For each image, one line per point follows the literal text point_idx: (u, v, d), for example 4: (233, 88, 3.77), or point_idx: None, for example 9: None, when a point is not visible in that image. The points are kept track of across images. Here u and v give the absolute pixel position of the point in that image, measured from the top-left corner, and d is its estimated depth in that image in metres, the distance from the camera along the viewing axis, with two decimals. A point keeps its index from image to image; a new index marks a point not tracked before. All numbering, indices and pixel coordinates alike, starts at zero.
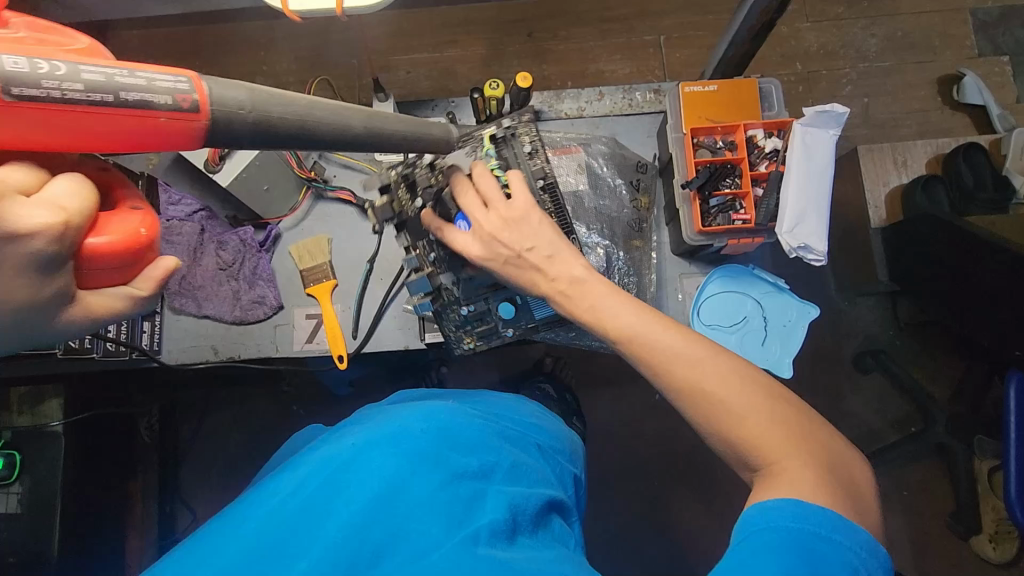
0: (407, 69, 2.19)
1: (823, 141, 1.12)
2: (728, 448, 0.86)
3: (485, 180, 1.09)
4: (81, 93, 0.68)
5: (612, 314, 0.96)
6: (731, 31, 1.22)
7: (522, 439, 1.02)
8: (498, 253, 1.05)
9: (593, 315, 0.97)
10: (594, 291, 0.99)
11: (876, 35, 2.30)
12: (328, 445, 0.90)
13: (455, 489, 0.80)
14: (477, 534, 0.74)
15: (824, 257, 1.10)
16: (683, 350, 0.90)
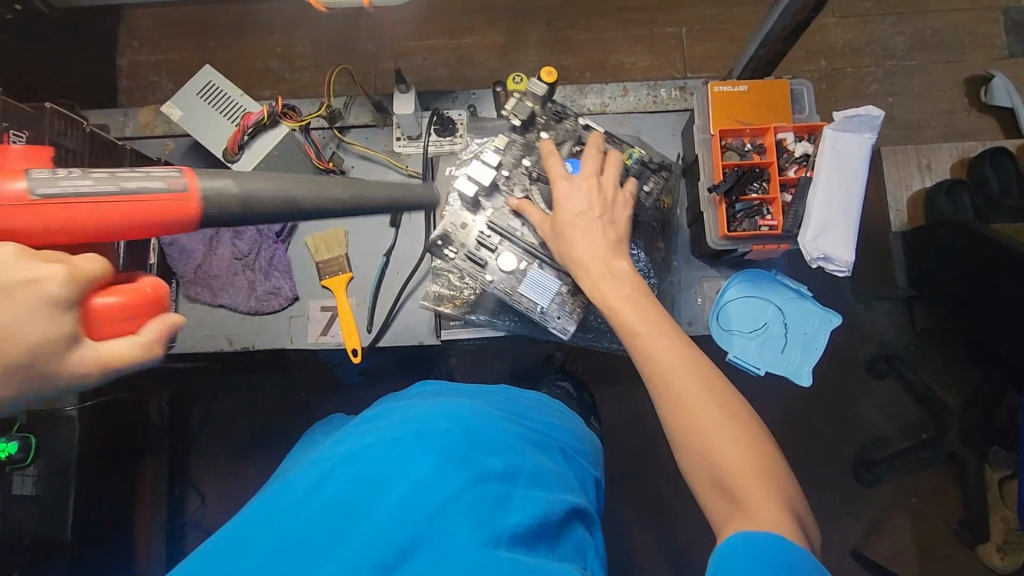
0: (424, 55, 2.15)
1: (856, 146, 1.08)
2: (703, 469, 0.88)
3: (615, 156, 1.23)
4: (89, 185, 0.78)
5: (634, 314, 1.03)
6: (764, 29, 1.19)
7: (545, 443, 1.05)
8: (586, 199, 1.15)
9: (626, 304, 1.05)
10: (609, 287, 1.07)
11: (904, 33, 2.24)
12: (355, 438, 0.92)
13: (483, 489, 0.82)
14: (503, 537, 0.76)
15: (848, 268, 1.07)
16: (684, 362, 0.96)
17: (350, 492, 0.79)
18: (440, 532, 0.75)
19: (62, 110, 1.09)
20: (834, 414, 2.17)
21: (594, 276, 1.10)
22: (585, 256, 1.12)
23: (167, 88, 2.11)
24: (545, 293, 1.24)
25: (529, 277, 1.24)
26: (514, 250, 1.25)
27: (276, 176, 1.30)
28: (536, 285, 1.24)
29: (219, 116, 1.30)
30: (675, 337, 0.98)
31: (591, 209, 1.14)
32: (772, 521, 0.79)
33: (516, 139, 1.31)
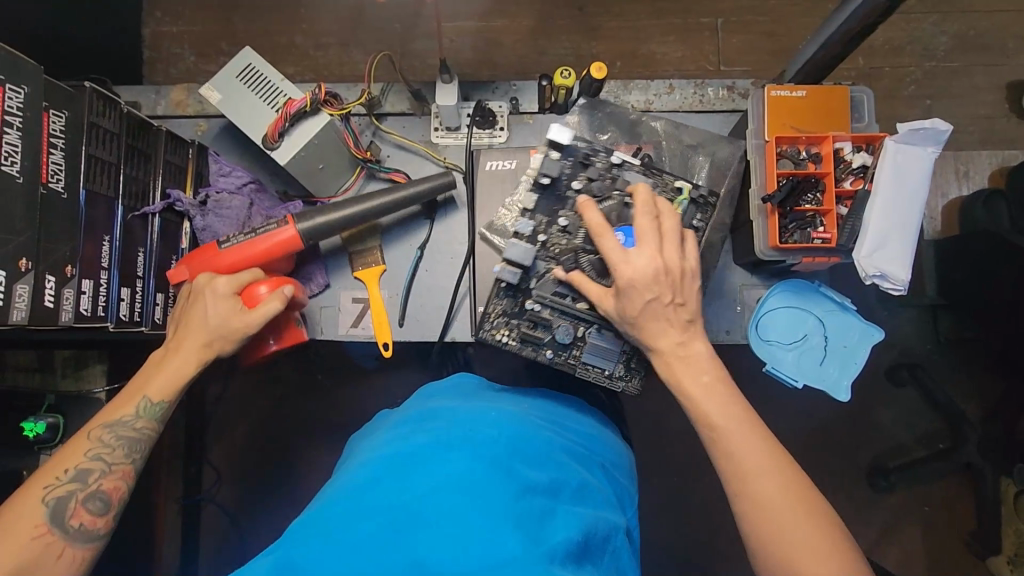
0: (451, 38, 2.10)
1: (919, 159, 1.05)
2: (770, 559, 0.92)
3: (667, 217, 1.13)
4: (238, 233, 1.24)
5: (711, 403, 1.03)
6: (824, 32, 1.15)
7: (586, 455, 1.05)
8: (656, 287, 1.06)
9: (703, 393, 1.04)
10: (689, 377, 1.06)
11: (947, 33, 2.16)
12: (401, 445, 0.93)
13: (532, 505, 0.83)
14: (554, 552, 0.77)
15: (903, 285, 1.06)
16: (759, 454, 0.98)
17: (403, 506, 0.79)
18: (491, 547, 0.75)
19: (100, 88, 1.06)
20: (853, 420, 2.11)
21: (670, 361, 1.07)
22: (660, 340, 1.08)
23: (189, 60, 2.06)
24: (604, 358, 1.21)
25: (589, 345, 1.21)
26: (570, 324, 1.21)
27: (313, 164, 1.30)
28: (599, 354, 1.21)
29: (260, 102, 1.27)
30: (753, 427, 1.00)
31: (658, 295, 1.07)
32: None
33: (547, 192, 1.25)
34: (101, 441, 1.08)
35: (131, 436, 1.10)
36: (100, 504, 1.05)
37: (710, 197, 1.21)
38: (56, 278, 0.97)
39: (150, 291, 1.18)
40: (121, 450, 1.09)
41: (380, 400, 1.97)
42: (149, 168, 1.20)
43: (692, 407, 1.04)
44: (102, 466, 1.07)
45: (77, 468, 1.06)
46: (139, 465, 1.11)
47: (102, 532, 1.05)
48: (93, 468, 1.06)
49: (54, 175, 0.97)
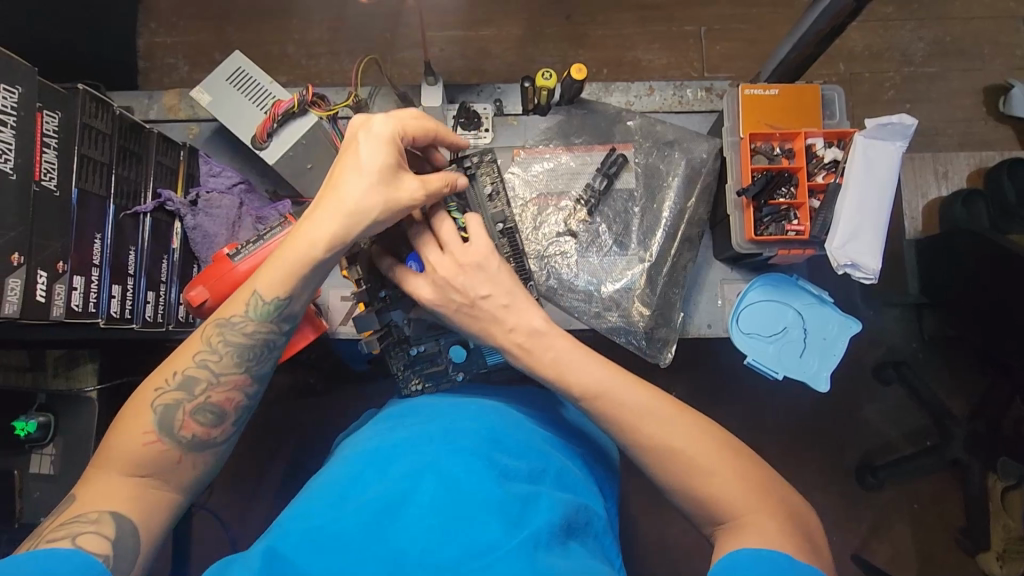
0: (441, 46, 2.14)
1: (886, 154, 1.10)
2: (692, 500, 0.93)
3: (442, 223, 1.11)
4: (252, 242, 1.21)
5: (577, 373, 1.01)
6: (797, 33, 1.19)
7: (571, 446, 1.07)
8: (451, 298, 1.07)
9: (562, 366, 1.01)
10: (542, 346, 1.03)
11: (924, 39, 2.22)
12: (385, 439, 0.94)
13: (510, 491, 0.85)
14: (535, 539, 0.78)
15: (874, 275, 1.10)
16: (648, 407, 0.97)
17: (389, 497, 0.81)
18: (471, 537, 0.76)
19: (93, 91, 1.09)
20: (840, 419, 2.13)
21: (517, 350, 1.05)
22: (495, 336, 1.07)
23: (182, 70, 2.10)
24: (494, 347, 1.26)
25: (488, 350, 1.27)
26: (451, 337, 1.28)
27: (301, 165, 1.31)
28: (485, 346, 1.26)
29: (250, 104, 1.32)
30: (631, 383, 0.99)
31: (466, 298, 1.07)
32: (774, 529, 0.86)
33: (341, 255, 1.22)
34: (209, 345, 1.02)
35: (240, 343, 1.03)
36: (211, 415, 1.00)
37: (477, 167, 1.23)
38: (47, 274, 0.99)
39: (141, 289, 1.20)
40: (230, 357, 1.02)
41: (371, 402, 1.98)
42: (141, 169, 1.22)
43: (573, 385, 1.00)
44: (209, 375, 1.01)
45: (185, 373, 1.00)
46: (254, 371, 1.05)
47: (222, 438, 1.02)
48: (200, 376, 1.00)
49: (47, 173, 0.99)
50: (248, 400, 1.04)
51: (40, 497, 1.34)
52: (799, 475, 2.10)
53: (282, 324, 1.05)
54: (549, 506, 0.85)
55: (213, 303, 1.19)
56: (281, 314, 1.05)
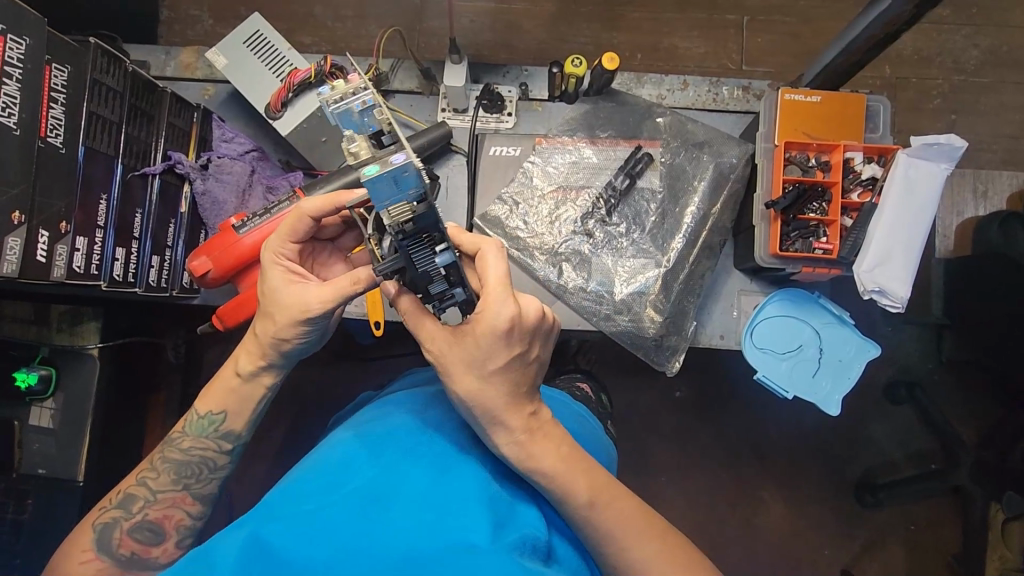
0: (470, 17, 2.05)
1: (931, 174, 1.05)
2: None
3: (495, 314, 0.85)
4: (258, 216, 1.19)
5: (575, 486, 0.90)
6: (849, 37, 1.12)
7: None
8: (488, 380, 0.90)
9: (566, 478, 0.90)
10: (576, 482, 0.90)
11: (978, 46, 2.09)
12: (376, 426, 0.95)
13: (497, 489, 0.85)
14: (521, 542, 0.78)
15: (901, 303, 1.06)
16: (622, 524, 0.92)
17: (379, 482, 0.80)
18: (463, 530, 0.75)
19: (105, 45, 1.05)
20: (845, 434, 2.08)
21: None
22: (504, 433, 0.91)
23: (206, 23, 2.04)
24: None
25: None
26: None
27: (316, 136, 1.30)
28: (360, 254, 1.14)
29: (267, 71, 1.28)
30: (619, 496, 0.94)
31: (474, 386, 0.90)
32: None
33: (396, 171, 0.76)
34: (151, 465, 1.04)
35: (179, 459, 1.05)
36: (150, 533, 1.00)
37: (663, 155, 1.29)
38: (50, 234, 0.97)
39: (145, 253, 1.19)
40: (167, 476, 1.03)
41: (369, 376, 1.95)
42: (152, 129, 1.20)
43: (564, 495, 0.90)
44: (146, 493, 1.02)
45: (125, 491, 1.02)
46: (193, 490, 1.05)
47: (164, 559, 1.01)
48: (138, 494, 1.01)
49: (53, 129, 0.96)
50: (194, 519, 1.04)
51: (38, 449, 1.35)
52: (797, 487, 2.07)
53: (222, 443, 1.05)
54: (535, 515, 0.86)
55: (216, 273, 1.18)
56: (218, 431, 1.05)
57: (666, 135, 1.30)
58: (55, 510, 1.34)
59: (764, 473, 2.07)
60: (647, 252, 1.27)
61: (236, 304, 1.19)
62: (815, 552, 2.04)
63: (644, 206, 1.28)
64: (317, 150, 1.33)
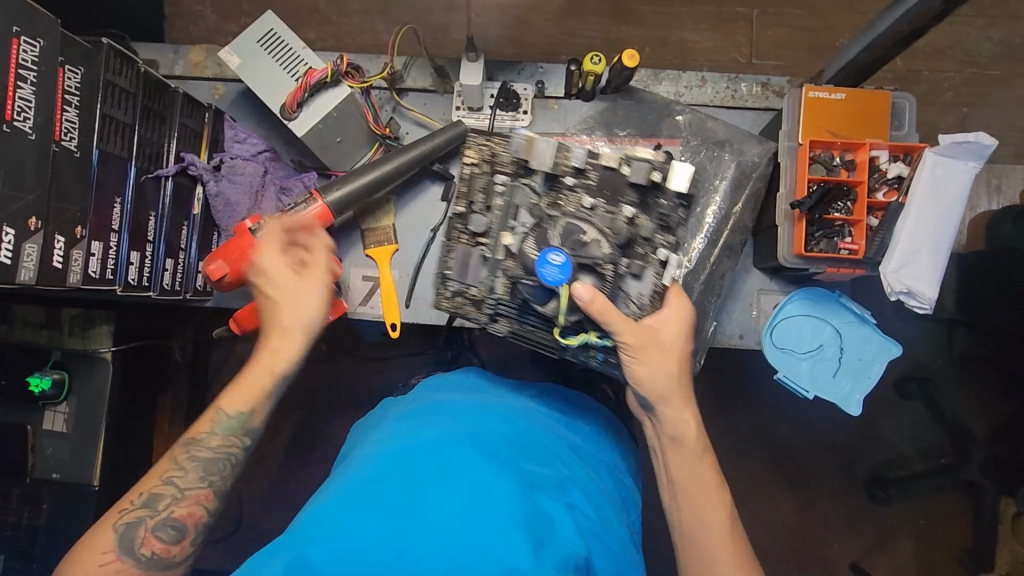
0: (478, 11, 2.03)
1: (958, 173, 1.04)
2: None
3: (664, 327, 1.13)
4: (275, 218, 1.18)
5: (687, 468, 1.10)
6: (874, 32, 1.10)
7: (596, 461, 1.09)
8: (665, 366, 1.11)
9: (683, 461, 1.11)
10: (688, 463, 1.11)
11: (991, 39, 2.07)
12: (408, 439, 0.94)
13: (536, 502, 0.84)
14: (563, 561, 0.76)
15: (928, 303, 1.06)
16: (713, 520, 1.06)
17: (415, 503, 0.79)
18: (503, 552, 0.73)
19: (118, 45, 1.03)
20: (857, 429, 2.07)
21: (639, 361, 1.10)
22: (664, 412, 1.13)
23: (210, 19, 2.01)
24: (468, 273, 1.10)
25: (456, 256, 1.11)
26: (496, 217, 1.11)
27: (331, 137, 1.29)
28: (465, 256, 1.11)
29: (280, 70, 1.26)
30: (718, 495, 1.08)
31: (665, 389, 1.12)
32: None
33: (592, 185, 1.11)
34: (176, 463, 1.03)
35: (207, 457, 1.05)
36: (173, 531, 1.00)
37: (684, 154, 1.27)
38: (65, 239, 0.95)
39: (159, 256, 1.17)
40: (195, 474, 1.03)
41: (379, 376, 1.93)
42: (164, 130, 1.17)
43: (681, 475, 1.10)
44: (173, 491, 1.02)
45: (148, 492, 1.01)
46: (217, 488, 1.04)
47: (181, 558, 1.01)
48: (164, 493, 1.01)
49: (67, 133, 0.95)
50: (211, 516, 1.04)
51: (52, 454, 1.35)
52: (808, 483, 2.07)
53: (246, 439, 1.07)
54: (575, 528, 0.84)
55: (233, 278, 1.16)
56: (244, 428, 1.07)
57: (686, 134, 1.29)
58: (69, 515, 1.34)
59: (775, 470, 2.07)
60: None
61: (254, 308, 1.17)
62: (827, 548, 2.05)
63: None
64: (332, 150, 1.31)
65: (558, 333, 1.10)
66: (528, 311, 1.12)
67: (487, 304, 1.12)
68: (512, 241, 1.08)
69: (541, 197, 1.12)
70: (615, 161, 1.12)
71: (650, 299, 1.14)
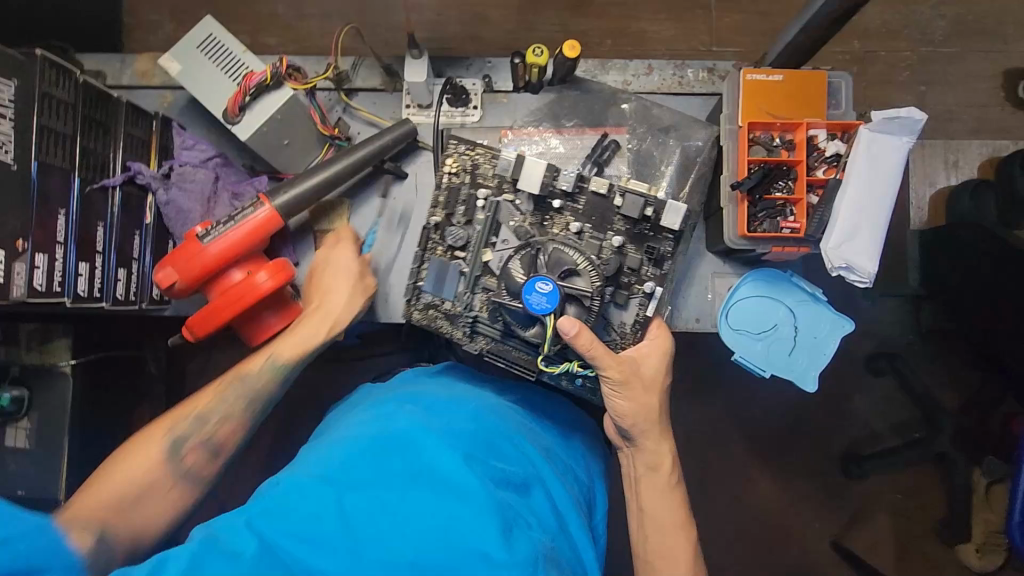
0: (437, 10, 2.03)
1: (892, 149, 1.09)
2: None
3: (649, 361, 1.20)
4: (223, 225, 1.17)
5: (654, 500, 1.18)
6: (807, 14, 1.12)
7: (564, 462, 1.11)
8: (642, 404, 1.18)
9: (652, 495, 1.18)
10: (655, 494, 1.18)
11: (945, 17, 2.10)
12: (377, 428, 0.95)
13: (502, 496, 0.86)
14: (529, 553, 0.79)
15: (868, 278, 1.10)
16: (673, 547, 1.13)
17: (381, 499, 0.81)
18: (470, 546, 0.76)
19: (53, 56, 1.03)
20: (831, 407, 2.10)
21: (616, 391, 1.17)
22: (646, 444, 1.21)
23: (167, 28, 1.99)
24: (447, 287, 1.17)
25: (429, 268, 1.18)
26: (480, 235, 1.17)
27: (277, 139, 1.30)
28: (442, 269, 1.18)
29: (222, 74, 1.26)
30: (682, 528, 1.15)
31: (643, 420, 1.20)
32: None
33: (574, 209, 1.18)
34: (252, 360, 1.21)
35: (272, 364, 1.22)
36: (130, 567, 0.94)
37: (633, 143, 1.28)
38: (6, 253, 0.95)
39: (110, 266, 1.17)
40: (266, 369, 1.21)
41: (353, 378, 1.93)
42: (108, 141, 1.17)
43: (649, 510, 1.17)
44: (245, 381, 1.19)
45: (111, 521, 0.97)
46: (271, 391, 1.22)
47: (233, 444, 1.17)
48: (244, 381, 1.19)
49: (3, 145, 0.94)
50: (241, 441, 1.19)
51: (16, 470, 1.34)
52: (785, 462, 2.09)
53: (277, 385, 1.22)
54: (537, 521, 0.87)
55: (183, 284, 1.16)
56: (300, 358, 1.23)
57: (634, 123, 1.30)
58: None
59: (752, 451, 2.09)
60: None
61: (203, 315, 1.18)
62: (805, 526, 2.07)
63: None
64: (282, 153, 1.33)
65: (542, 361, 1.16)
66: (509, 334, 1.18)
67: (461, 320, 1.18)
68: (494, 259, 1.16)
69: (526, 216, 1.18)
70: (605, 187, 1.16)
71: (633, 330, 1.20)
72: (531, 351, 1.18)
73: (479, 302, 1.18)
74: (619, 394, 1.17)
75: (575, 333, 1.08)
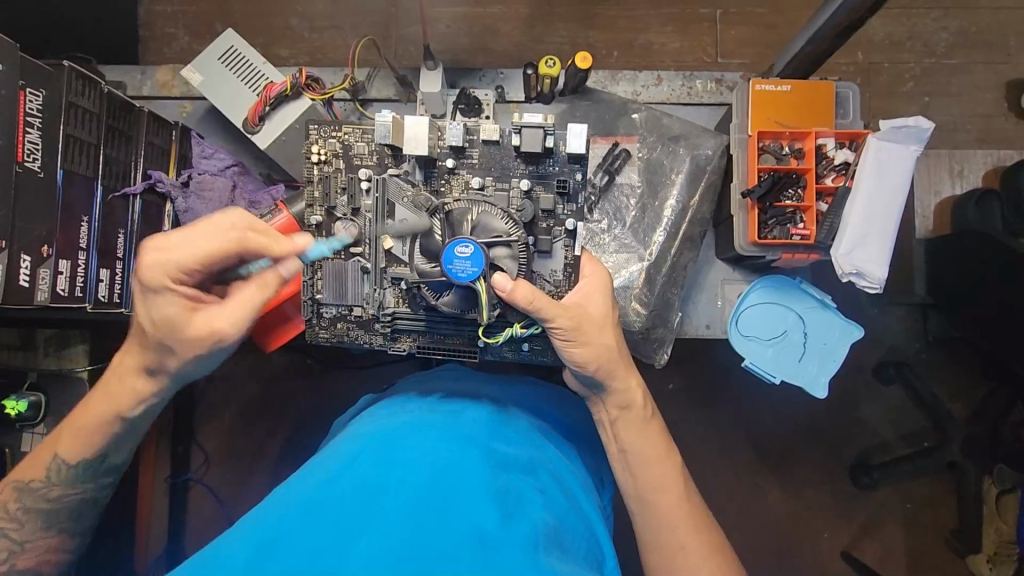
0: (447, 23, 2.07)
1: (901, 159, 1.12)
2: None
3: (593, 298, 1.15)
4: None
5: (640, 445, 1.15)
6: (813, 26, 1.14)
7: (567, 450, 1.13)
8: (593, 356, 1.10)
9: (634, 436, 1.15)
10: (645, 440, 1.15)
11: (948, 29, 2.12)
12: (382, 427, 0.97)
13: (504, 482, 0.87)
14: (531, 535, 0.79)
15: (878, 284, 1.13)
16: (665, 483, 1.13)
17: (378, 482, 0.82)
18: (467, 522, 0.78)
19: (80, 68, 1.06)
20: (839, 416, 2.09)
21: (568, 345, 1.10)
22: (632, 393, 1.15)
23: (182, 40, 2.02)
24: (350, 290, 1.20)
25: (324, 271, 1.19)
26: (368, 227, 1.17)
27: (297, 149, 1.33)
28: (341, 272, 1.19)
29: (243, 86, 1.33)
30: (671, 469, 1.14)
31: (614, 369, 1.12)
32: None
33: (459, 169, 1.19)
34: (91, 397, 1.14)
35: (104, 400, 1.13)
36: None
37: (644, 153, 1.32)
38: (31, 258, 0.98)
39: (130, 272, 1.19)
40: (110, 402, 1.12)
41: (363, 385, 1.93)
42: (130, 149, 1.21)
43: (636, 453, 1.15)
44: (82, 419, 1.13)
45: None
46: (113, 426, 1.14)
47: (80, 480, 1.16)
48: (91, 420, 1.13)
49: (30, 154, 0.98)
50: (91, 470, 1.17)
51: None
52: (794, 471, 2.08)
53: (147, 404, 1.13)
54: (540, 503, 0.88)
55: None
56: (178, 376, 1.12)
57: (647, 133, 1.33)
58: None
59: (761, 460, 2.09)
60: (622, 251, 1.29)
61: None
62: (815, 536, 2.06)
63: (625, 208, 1.30)
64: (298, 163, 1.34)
65: (483, 333, 1.20)
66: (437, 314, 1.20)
67: (377, 324, 1.22)
68: (396, 246, 1.16)
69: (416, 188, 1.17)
70: (496, 134, 1.16)
71: (566, 276, 1.18)
72: (469, 330, 1.22)
73: (392, 296, 1.21)
74: (573, 348, 1.10)
75: (509, 290, 1.03)
